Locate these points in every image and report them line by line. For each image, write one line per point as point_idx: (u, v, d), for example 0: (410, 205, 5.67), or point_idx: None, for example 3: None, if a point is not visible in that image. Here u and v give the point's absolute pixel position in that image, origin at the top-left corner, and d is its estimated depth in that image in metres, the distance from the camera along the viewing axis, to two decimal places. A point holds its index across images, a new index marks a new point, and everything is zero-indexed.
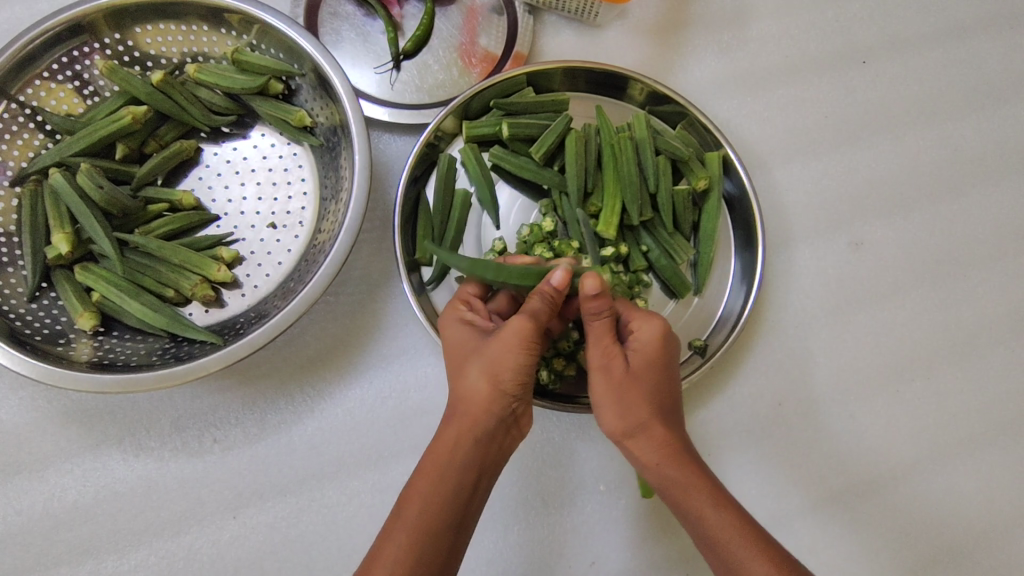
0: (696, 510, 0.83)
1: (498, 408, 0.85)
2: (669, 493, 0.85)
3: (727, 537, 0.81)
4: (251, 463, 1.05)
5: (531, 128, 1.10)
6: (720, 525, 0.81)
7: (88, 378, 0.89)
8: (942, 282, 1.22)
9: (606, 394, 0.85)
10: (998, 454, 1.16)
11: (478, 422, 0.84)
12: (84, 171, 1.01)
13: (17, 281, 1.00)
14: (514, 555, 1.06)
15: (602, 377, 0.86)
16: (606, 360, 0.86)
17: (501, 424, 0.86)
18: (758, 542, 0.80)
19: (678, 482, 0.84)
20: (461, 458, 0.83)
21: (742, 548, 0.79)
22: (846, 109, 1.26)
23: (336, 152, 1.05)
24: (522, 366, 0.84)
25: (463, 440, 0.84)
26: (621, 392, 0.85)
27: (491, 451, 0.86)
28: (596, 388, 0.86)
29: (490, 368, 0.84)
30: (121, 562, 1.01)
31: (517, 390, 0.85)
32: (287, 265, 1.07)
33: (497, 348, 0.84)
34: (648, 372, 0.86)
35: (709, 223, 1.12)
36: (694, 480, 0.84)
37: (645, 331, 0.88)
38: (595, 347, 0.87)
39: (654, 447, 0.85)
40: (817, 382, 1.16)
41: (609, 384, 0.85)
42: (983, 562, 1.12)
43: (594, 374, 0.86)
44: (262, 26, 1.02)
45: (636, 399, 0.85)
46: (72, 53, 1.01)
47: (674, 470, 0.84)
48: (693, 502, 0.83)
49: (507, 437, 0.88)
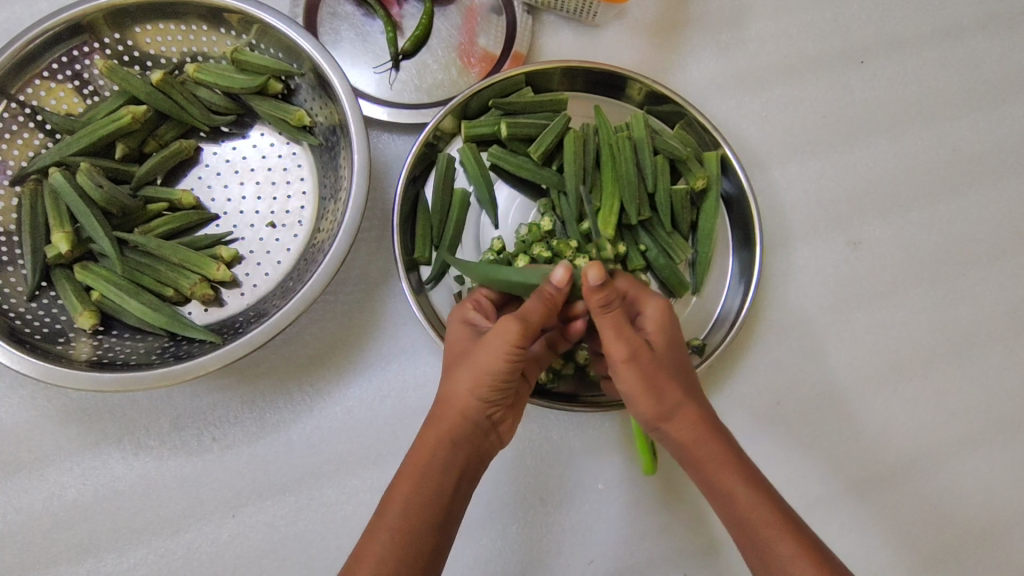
0: (729, 489, 0.86)
1: (475, 413, 0.87)
2: (703, 472, 0.88)
3: (758, 515, 0.83)
4: (251, 461, 1.06)
5: (530, 128, 1.11)
6: (752, 502, 0.84)
7: (88, 377, 0.89)
8: (941, 282, 1.22)
9: (638, 382, 0.85)
10: (997, 453, 1.16)
11: (456, 425, 0.87)
12: (83, 171, 1.01)
13: (17, 280, 1.00)
14: (512, 554, 1.06)
15: (629, 367, 0.85)
16: (631, 349, 0.84)
17: (478, 428, 0.89)
18: (785, 519, 0.83)
19: (710, 462, 0.87)
20: (443, 459, 0.85)
21: (772, 527, 0.82)
22: (845, 108, 1.26)
23: (336, 151, 1.06)
24: (502, 371, 0.85)
25: (441, 442, 0.86)
26: (651, 380, 0.86)
27: (471, 454, 0.88)
28: (626, 377, 0.86)
29: (469, 373, 0.86)
30: (121, 560, 1.02)
31: (494, 396, 0.87)
32: (286, 264, 1.07)
33: (479, 353, 0.86)
34: (667, 357, 0.88)
35: (707, 222, 1.12)
36: (725, 458, 0.86)
37: (656, 316, 0.89)
38: (617, 340, 0.84)
39: (687, 428, 0.88)
40: (816, 381, 1.16)
41: (639, 373, 0.85)
42: (981, 561, 1.12)
43: (621, 365, 0.85)
44: (262, 26, 1.02)
45: (665, 384, 0.86)
46: (72, 53, 1.02)
47: (707, 450, 0.87)
48: (725, 481, 0.86)
49: (486, 442, 0.91)
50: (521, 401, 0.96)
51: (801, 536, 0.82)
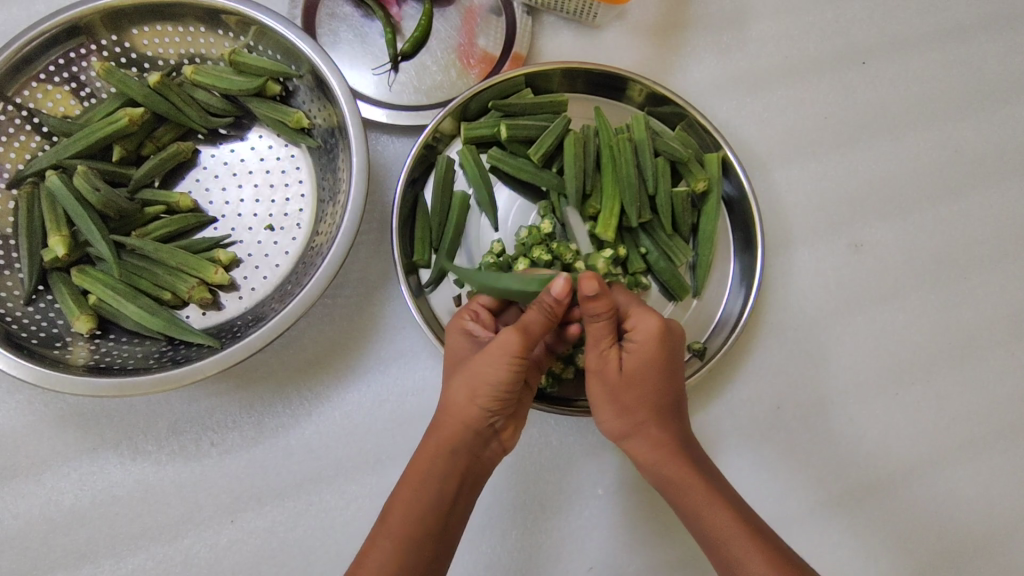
0: (697, 506, 0.86)
1: (475, 422, 0.87)
2: (667, 488, 0.89)
3: (726, 531, 0.83)
4: (250, 466, 1.05)
5: (530, 130, 1.10)
6: (717, 519, 0.84)
7: (85, 382, 0.88)
8: (943, 284, 1.21)
9: (602, 397, 0.89)
10: (999, 457, 1.15)
11: (456, 434, 0.86)
12: (81, 173, 1.00)
13: (14, 284, 1.00)
14: (512, 559, 1.05)
15: (596, 380, 0.89)
16: (600, 363, 0.88)
17: (479, 437, 0.88)
18: (754, 537, 0.82)
19: (676, 478, 0.88)
20: (441, 467, 0.85)
21: (739, 545, 0.82)
22: (846, 109, 1.25)
23: (334, 154, 1.05)
24: (504, 383, 0.85)
25: (441, 451, 0.85)
26: (616, 395, 0.88)
27: (471, 462, 0.87)
28: (593, 388, 0.90)
29: (469, 384, 0.86)
30: (119, 566, 1.01)
31: (495, 406, 0.87)
32: (285, 267, 1.07)
33: (480, 364, 0.85)
34: (645, 375, 0.87)
35: (708, 224, 1.11)
36: (690, 477, 0.87)
37: (646, 330, 0.86)
38: (593, 352, 0.88)
39: (648, 447, 0.89)
40: (818, 384, 1.16)
41: (604, 387, 0.89)
42: (982, 566, 1.11)
43: (591, 376, 0.89)
44: (260, 27, 1.02)
45: (630, 402, 0.89)
46: (69, 54, 1.01)
47: (671, 469, 0.88)
48: (690, 498, 0.87)
49: (487, 450, 0.90)
50: (523, 408, 0.96)
51: (771, 553, 0.81)
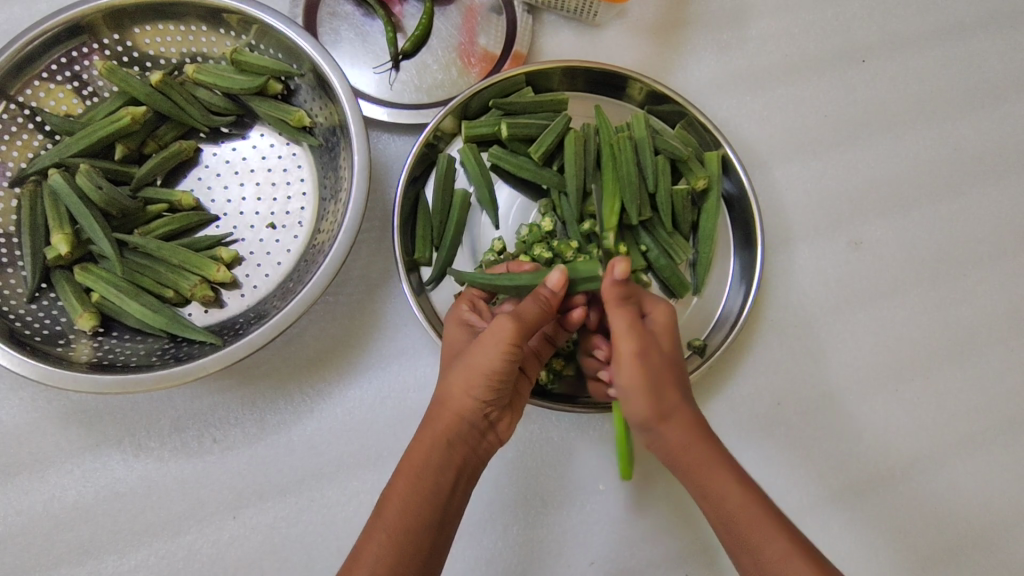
0: (722, 491, 0.86)
1: (472, 414, 0.87)
2: (694, 474, 0.88)
3: (755, 513, 0.84)
4: (252, 462, 1.05)
5: (531, 128, 1.10)
6: (743, 503, 0.85)
7: (88, 379, 0.89)
8: (942, 281, 1.22)
9: (638, 381, 0.86)
10: (997, 453, 1.16)
11: (452, 426, 0.86)
12: (83, 171, 1.01)
13: (17, 282, 1.00)
14: (513, 555, 1.06)
15: (637, 364, 0.85)
16: (637, 349, 0.85)
17: (475, 428, 0.88)
18: (777, 520, 0.84)
19: (706, 462, 0.88)
20: (436, 462, 0.85)
21: (767, 527, 0.83)
22: (845, 108, 1.26)
23: (336, 152, 1.05)
24: (499, 372, 0.84)
25: (437, 443, 0.86)
26: (653, 380, 0.86)
27: (466, 455, 0.87)
28: (629, 375, 0.86)
29: (464, 376, 0.86)
30: (122, 562, 1.02)
31: (490, 397, 0.87)
32: (287, 264, 1.07)
33: (475, 354, 0.85)
34: (669, 362, 0.88)
35: (709, 222, 1.12)
36: (715, 461, 0.88)
37: (664, 316, 0.90)
38: (627, 336, 0.85)
39: (678, 431, 0.88)
40: (820, 381, 1.16)
41: (642, 370, 0.85)
42: (982, 561, 1.12)
43: (626, 362, 0.85)
44: (261, 26, 1.02)
45: (662, 386, 0.87)
46: (72, 53, 1.02)
47: (698, 451, 0.88)
48: (716, 482, 0.87)
49: (483, 442, 0.90)
50: (520, 402, 0.95)
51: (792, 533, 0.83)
